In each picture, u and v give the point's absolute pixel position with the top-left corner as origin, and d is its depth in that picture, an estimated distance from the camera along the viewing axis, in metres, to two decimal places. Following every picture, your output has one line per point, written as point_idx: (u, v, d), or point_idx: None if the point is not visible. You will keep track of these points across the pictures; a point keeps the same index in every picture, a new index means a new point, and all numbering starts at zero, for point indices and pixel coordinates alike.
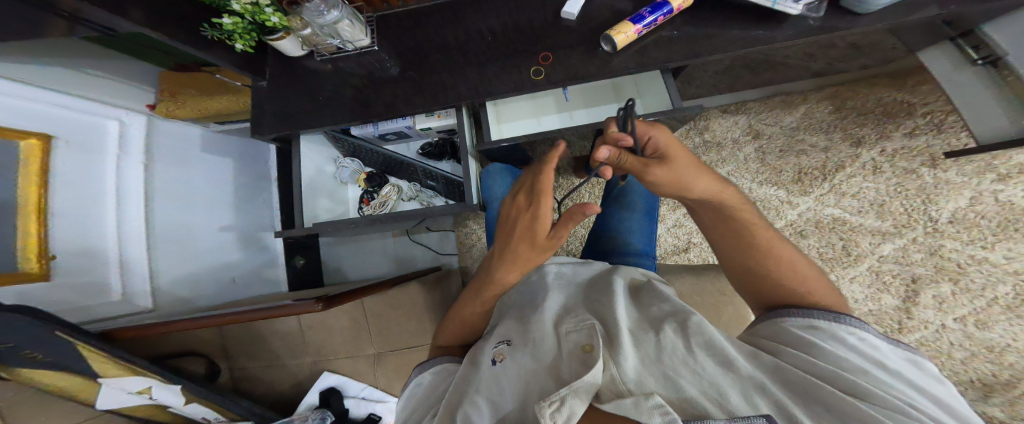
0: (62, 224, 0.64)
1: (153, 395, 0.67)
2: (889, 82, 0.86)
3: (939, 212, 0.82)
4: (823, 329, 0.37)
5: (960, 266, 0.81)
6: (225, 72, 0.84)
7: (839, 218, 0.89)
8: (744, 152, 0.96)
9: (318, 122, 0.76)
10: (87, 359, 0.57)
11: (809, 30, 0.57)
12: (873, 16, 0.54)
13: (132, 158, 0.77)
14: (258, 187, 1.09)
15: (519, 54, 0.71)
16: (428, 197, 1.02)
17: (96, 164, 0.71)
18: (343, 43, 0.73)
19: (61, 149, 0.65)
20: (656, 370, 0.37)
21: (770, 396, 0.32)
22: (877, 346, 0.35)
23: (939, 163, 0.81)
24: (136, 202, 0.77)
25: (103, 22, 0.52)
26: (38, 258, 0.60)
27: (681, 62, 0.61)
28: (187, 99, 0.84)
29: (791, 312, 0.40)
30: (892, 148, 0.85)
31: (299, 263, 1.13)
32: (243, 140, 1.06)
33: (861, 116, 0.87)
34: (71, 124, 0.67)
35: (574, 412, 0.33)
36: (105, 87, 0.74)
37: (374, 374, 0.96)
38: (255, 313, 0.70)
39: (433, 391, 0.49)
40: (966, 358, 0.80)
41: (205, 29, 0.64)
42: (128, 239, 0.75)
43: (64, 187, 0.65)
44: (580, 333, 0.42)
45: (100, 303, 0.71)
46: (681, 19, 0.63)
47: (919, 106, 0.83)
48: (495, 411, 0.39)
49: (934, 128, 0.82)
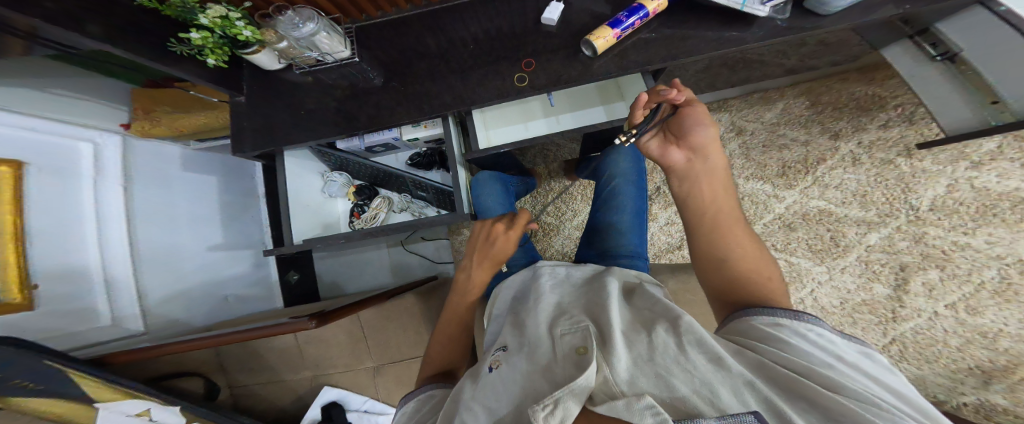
0: (39, 249, 0.63)
1: (153, 417, 0.66)
2: (860, 76, 0.87)
3: (920, 199, 0.83)
4: (788, 326, 0.37)
5: (945, 252, 0.82)
6: (199, 88, 0.84)
7: (825, 210, 0.90)
8: (729, 149, 0.97)
9: (303, 136, 0.76)
10: (80, 384, 0.57)
11: (778, 29, 0.58)
12: (835, 17, 0.55)
13: (110, 181, 0.77)
14: (245, 205, 1.09)
15: (501, 61, 0.72)
16: (419, 207, 1.04)
17: (74, 190, 0.71)
18: (322, 55, 0.74)
19: (33, 175, 0.63)
20: (649, 370, 0.37)
21: (756, 390, 0.33)
22: (833, 340, 0.35)
23: (914, 153, 0.83)
24: (117, 225, 0.76)
25: (63, 40, 0.53)
26: (19, 287, 0.59)
27: (660, 64, 0.62)
28: (162, 115, 0.83)
29: (762, 309, 0.40)
30: (869, 139, 0.86)
31: (292, 277, 1.14)
32: (225, 157, 1.06)
33: (837, 110, 0.89)
34: (42, 147, 0.66)
35: (569, 413, 0.34)
36: (77, 110, 0.75)
37: (375, 386, 0.95)
38: (246, 333, 0.69)
39: (424, 411, 0.48)
40: (960, 345, 0.81)
41: (173, 46, 0.62)
42: (111, 262, 0.75)
43: (39, 212, 0.64)
44: (575, 336, 0.42)
45: (88, 328, 0.71)
46: (657, 21, 0.64)
47: (890, 99, 0.84)
48: (490, 417, 0.38)
49: (905, 121, 0.83)
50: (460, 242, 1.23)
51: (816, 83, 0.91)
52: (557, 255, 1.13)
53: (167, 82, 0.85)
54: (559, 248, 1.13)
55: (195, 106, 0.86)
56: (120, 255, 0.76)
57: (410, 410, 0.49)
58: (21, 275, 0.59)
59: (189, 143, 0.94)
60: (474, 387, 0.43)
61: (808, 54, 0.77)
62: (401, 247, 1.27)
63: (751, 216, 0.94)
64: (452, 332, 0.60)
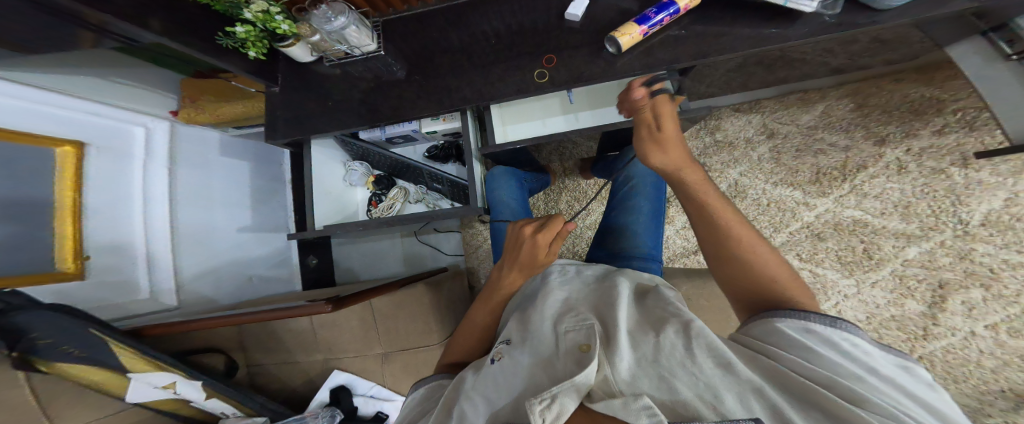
0: (98, 222, 0.71)
1: (177, 390, 0.69)
2: (916, 78, 0.80)
3: (970, 214, 0.78)
4: (818, 333, 0.35)
5: (993, 271, 0.77)
6: (240, 78, 0.85)
7: (860, 220, 0.85)
8: (758, 152, 0.93)
9: (328, 126, 0.77)
10: (116, 353, 0.60)
11: (826, 27, 0.54)
12: (896, 12, 0.51)
13: (157, 162, 0.82)
14: (270, 190, 1.11)
15: (524, 56, 0.71)
16: (434, 199, 1.03)
17: (127, 170, 0.77)
18: (350, 48, 0.75)
19: (95, 155, 0.71)
20: (652, 370, 0.36)
21: (762, 396, 0.32)
22: (868, 351, 0.33)
23: (971, 162, 0.77)
24: (162, 205, 0.82)
25: (126, 33, 0.56)
26: (73, 258, 0.66)
27: (688, 63, 0.60)
28: (206, 104, 0.87)
29: (790, 312, 0.37)
30: (920, 147, 0.80)
31: (311, 262, 1.16)
32: (259, 144, 1.09)
33: (886, 114, 0.83)
34: (103, 130, 0.73)
35: (564, 409, 0.33)
36: (131, 95, 0.79)
37: (382, 372, 0.96)
38: (262, 315, 0.70)
39: (427, 401, 0.49)
40: (997, 367, 0.78)
41: (221, 38, 0.66)
42: (155, 238, 0.80)
43: (98, 189, 0.71)
44: (579, 333, 0.41)
45: (132, 300, 0.76)
46: (688, 18, 0.62)
47: (949, 103, 0.77)
48: (489, 408, 0.39)
49: (964, 128, 0.77)
50: (471, 236, 1.22)
51: (862, 85, 0.85)
52: (568, 253, 1.12)
53: (213, 73, 0.86)
54: (570, 247, 1.12)
55: (233, 95, 0.88)
56: (162, 233, 0.81)
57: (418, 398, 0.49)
58: (76, 245, 0.66)
59: (226, 130, 0.97)
60: (475, 375, 0.43)
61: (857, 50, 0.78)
62: (414, 238, 1.27)
63: (778, 224, 0.91)
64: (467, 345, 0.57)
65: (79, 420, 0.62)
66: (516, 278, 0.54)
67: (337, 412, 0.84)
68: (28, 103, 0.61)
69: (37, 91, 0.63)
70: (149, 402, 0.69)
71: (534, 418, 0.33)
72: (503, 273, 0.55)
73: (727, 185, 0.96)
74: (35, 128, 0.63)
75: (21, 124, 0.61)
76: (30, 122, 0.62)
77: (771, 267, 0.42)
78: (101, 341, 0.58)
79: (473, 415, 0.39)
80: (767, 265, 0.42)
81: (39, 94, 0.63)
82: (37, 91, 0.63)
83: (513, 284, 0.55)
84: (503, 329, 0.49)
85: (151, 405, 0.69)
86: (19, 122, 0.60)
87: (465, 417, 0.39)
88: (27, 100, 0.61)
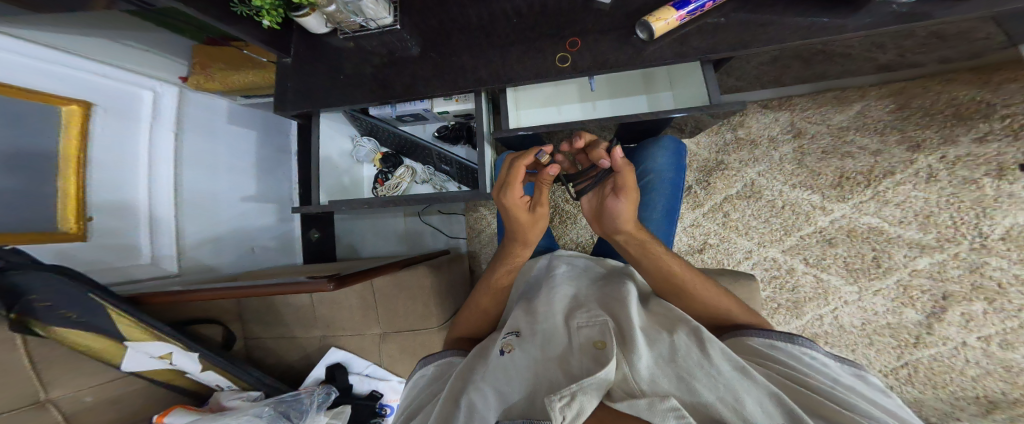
0: (101, 184, 0.68)
1: (174, 360, 0.68)
2: (971, 78, 0.77)
3: (992, 227, 0.77)
4: (783, 348, 0.37)
5: (1000, 286, 0.78)
6: (251, 47, 0.84)
7: (875, 228, 0.85)
8: (780, 152, 0.92)
9: (338, 100, 0.75)
10: (116, 322, 0.58)
11: (896, 16, 0.51)
12: (973, 3, 0.48)
13: (163, 126, 0.80)
14: (278, 161, 1.08)
15: (545, 38, 0.68)
16: (441, 181, 1.01)
17: (131, 132, 0.74)
18: (366, 21, 0.71)
19: (101, 115, 0.69)
20: (671, 371, 0.35)
21: (780, 403, 0.30)
22: (826, 363, 0.35)
23: (1007, 173, 0.75)
24: (166, 170, 0.79)
25: None
26: (76, 220, 0.65)
27: (726, 52, 0.58)
28: (217, 72, 0.84)
29: (755, 330, 0.40)
30: (955, 154, 0.78)
31: (314, 236, 1.11)
32: (265, 113, 1.05)
33: (926, 117, 0.80)
34: (111, 92, 0.71)
35: (585, 408, 0.31)
36: (143, 58, 0.76)
37: (379, 353, 0.94)
38: (267, 288, 0.68)
39: (436, 382, 0.46)
40: (977, 375, 0.80)
41: (235, 5, 0.64)
42: (158, 203, 0.78)
43: (103, 150, 0.69)
44: (592, 330, 0.40)
45: (132, 265, 0.74)
46: (731, 5, 0.59)
47: (1000, 107, 0.74)
48: (501, 403, 0.36)
49: (1009, 136, 0.74)
50: (475, 219, 1.20)
51: (909, 84, 0.82)
52: (571, 244, 1.11)
53: (225, 40, 0.85)
54: (574, 237, 1.11)
55: (245, 64, 0.85)
56: (165, 198, 0.79)
57: (428, 376, 0.47)
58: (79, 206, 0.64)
59: (235, 97, 0.94)
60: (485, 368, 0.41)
61: (910, 44, 0.79)
62: (418, 218, 1.25)
63: (789, 226, 0.91)
64: (477, 319, 0.53)
65: (77, 388, 0.61)
66: (516, 246, 0.47)
67: (333, 389, 0.84)
68: (23, 57, 0.58)
69: (32, 47, 0.60)
70: (144, 371, 0.68)
71: (555, 417, 0.30)
72: (508, 248, 0.48)
73: (742, 185, 0.95)
74: (41, 86, 0.61)
75: (26, 80, 0.59)
76: (30, 77, 0.59)
77: (718, 299, 0.45)
78: (101, 308, 0.56)
79: (483, 408, 0.36)
80: (717, 297, 0.45)
81: (43, 51, 0.61)
82: (26, 45, 0.59)
83: (522, 256, 0.49)
84: (508, 320, 0.47)
85: (146, 375, 0.68)
86: (7, 73, 0.56)
87: (475, 410, 0.36)
88: (19, 54, 0.57)
